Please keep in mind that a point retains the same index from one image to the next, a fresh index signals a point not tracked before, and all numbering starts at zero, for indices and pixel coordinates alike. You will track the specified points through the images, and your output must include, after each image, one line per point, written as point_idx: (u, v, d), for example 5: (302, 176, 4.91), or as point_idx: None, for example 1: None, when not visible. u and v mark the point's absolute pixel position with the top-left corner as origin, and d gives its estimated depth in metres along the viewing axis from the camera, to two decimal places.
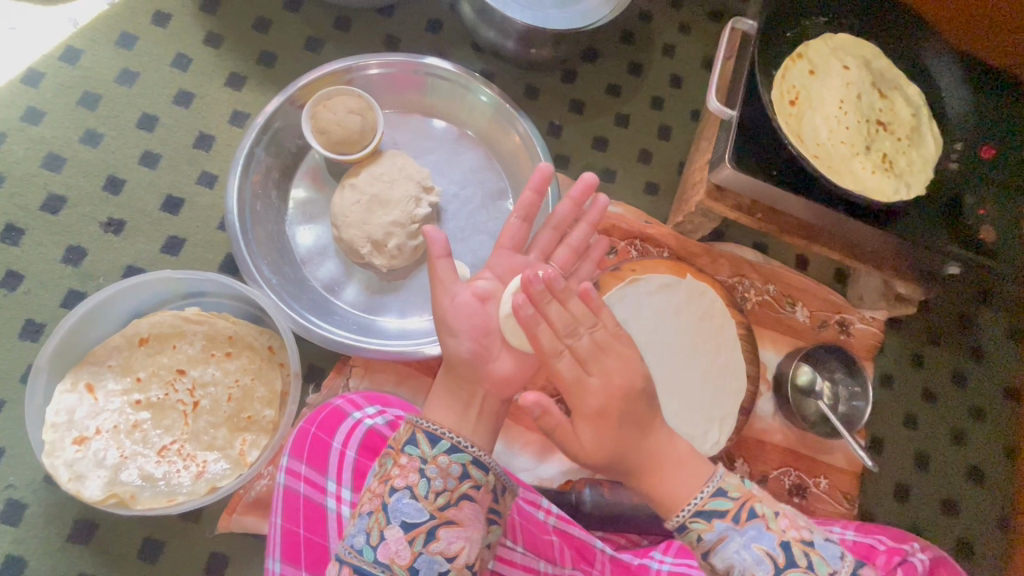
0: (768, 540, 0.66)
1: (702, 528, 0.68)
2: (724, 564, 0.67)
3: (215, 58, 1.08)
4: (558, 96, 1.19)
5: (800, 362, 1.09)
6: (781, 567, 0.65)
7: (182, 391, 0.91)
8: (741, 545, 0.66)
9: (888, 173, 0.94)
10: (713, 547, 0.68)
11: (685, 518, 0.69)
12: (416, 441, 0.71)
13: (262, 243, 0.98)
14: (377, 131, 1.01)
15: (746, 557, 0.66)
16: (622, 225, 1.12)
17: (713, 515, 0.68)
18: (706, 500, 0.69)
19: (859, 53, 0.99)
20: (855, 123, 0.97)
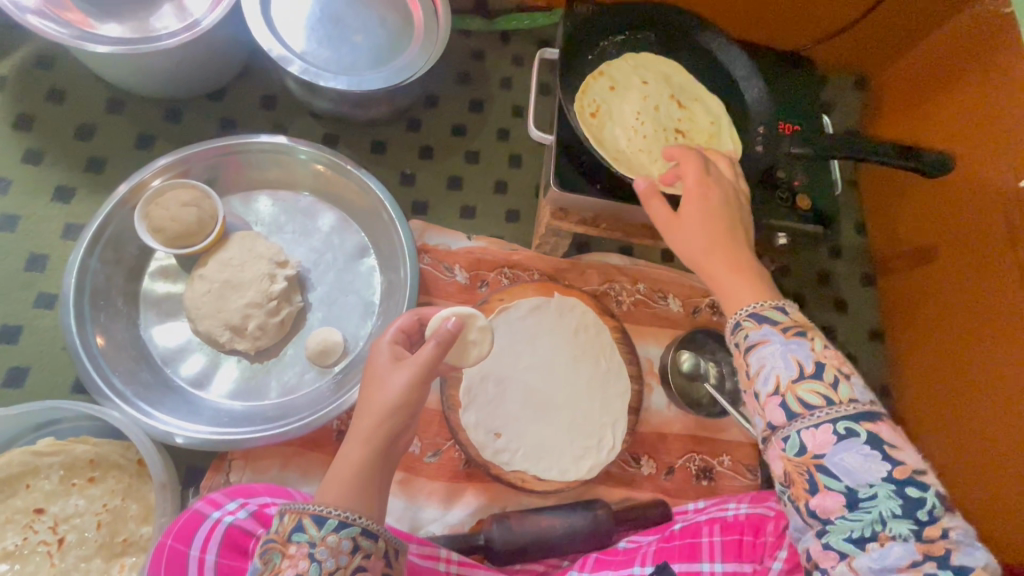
0: (808, 355, 0.64)
1: (752, 326, 0.69)
2: (757, 364, 0.66)
3: (37, 175, 1.05)
4: (406, 145, 1.23)
5: (679, 350, 1.15)
6: (807, 377, 0.63)
7: (44, 530, 0.85)
8: (779, 350, 0.65)
9: None
10: (754, 346, 0.67)
11: (741, 316, 0.71)
12: (302, 527, 0.64)
13: (113, 355, 0.95)
14: (217, 217, 1.00)
15: (777, 359, 0.64)
16: (487, 257, 1.15)
17: (764, 320, 0.68)
18: (764, 309, 0.70)
19: (659, 70, 1.09)
20: (651, 133, 1.04)
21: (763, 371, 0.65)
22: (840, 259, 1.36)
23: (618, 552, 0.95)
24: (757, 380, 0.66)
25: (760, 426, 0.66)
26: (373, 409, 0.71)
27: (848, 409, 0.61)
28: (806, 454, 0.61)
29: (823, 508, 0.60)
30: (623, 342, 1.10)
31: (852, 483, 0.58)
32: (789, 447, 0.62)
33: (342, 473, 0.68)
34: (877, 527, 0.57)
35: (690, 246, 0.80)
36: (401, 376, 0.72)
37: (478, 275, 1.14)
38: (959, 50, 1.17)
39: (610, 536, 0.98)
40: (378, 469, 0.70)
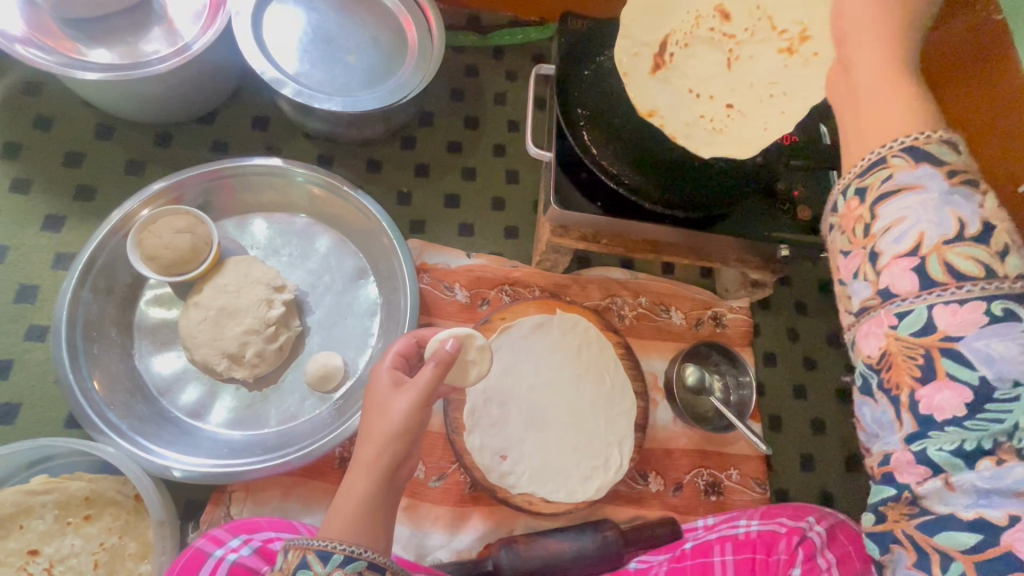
0: (971, 212, 0.46)
1: (901, 165, 0.50)
2: (891, 217, 0.49)
3: (26, 204, 1.02)
4: (402, 163, 1.22)
5: (684, 364, 1.14)
6: (964, 240, 0.46)
7: (38, 573, 0.82)
8: (932, 201, 0.47)
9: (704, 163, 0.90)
10: (894, 192, 0.50)
11: (886, 151, 0.51)
12: (307, 564, 0.61)
13: (107, 387, 0.92)
14: (212, 243, 0.98)
15: (924, 212, 0.47)
16: (486, 275, 1.13)
17: (925, 160, 0.49)
18: (927, 143, 0.49)
19: None
20: None
21: (897, 226, 0.49)
22: None
23: (629, 573, 0.94)
24: (881, 236, 0.50)
25: (861, 293, 0.51)
26: (374, 436, 0.69)
27: (1013, 287, 0.44)
28: (932, 335, 0.46)
29: (933, 404, 0.45)
30: (627, 358, 1.08)
31: (992, 376, 0.43)
32: (903, 322, 0.47)
33: (345, 505, 0.66)
34: (1002, 439, 0.43)
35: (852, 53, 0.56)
36: (400, 400, 0.71)
37: (478, 294, 1.12)
38: None
39: (620, 557, 0.96)
40: (382, 498, 0.68)
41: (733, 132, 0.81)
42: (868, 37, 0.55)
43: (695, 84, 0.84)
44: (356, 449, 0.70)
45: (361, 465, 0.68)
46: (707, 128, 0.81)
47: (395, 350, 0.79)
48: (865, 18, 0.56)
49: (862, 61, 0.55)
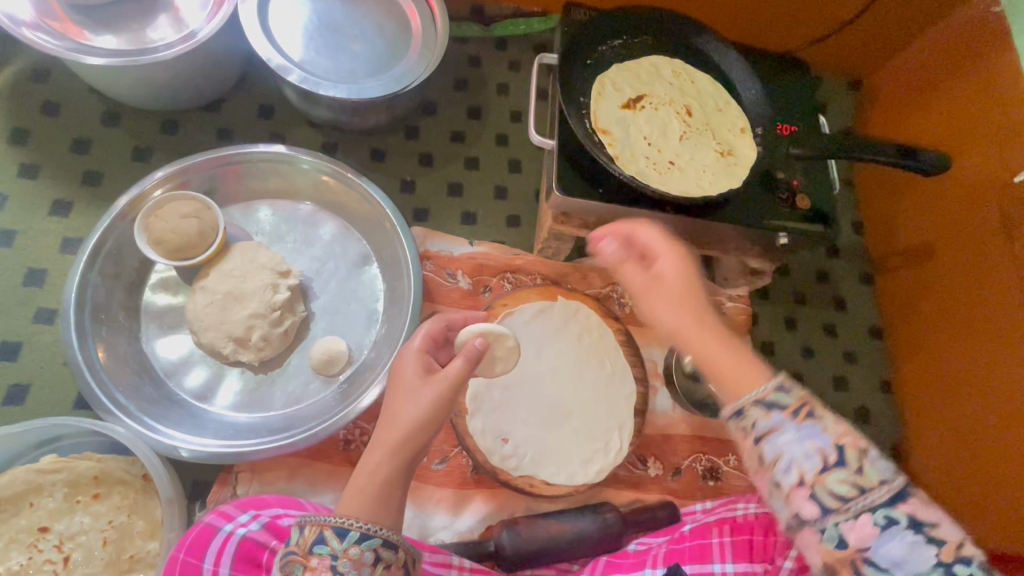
0: (825, 439, 0.56)
1: (760, 414, 0.58)
2: (774, 453, 0.57)
3: (34, 189, 1.03)
4: (405, 152, 1.23)
5: (682, 351, 1.15)
6: (832, 466, 0.55)
7: (49, 549, 0.84)
8: (794, 437, 0.56)
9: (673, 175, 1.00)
10: (765, 435, 0.57)
11: (743, 402, 0.59)
12: (324, 539, 0.64)
13: (115, 370, 0.93)
14: (218, 228, 1.00)
15: (795, 448, 0.56)
16: (489, 263, 1.15)
17: (771, 406, 0.58)
18: (767, 391, 0.59)
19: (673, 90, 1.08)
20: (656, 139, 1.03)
21: (782, 461, 0.56)
22: (838, 257, 1.35)
23: (628, 554, 0.96)
24: (774, 469, 0.57)
25: (781, 510, 0.57)
26: (399, 421, 0.72)
27: (882, 492, 0.53)
28: (848, 548, 0.53)
29: None
30: (627, 344, 1.10)
31: None
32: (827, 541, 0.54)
33: (364, 483, 0.69)
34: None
35: (666, 296, 0.89)
36: (427, 391, 0.73)
37: (481, 281, 1.13)
38: (949, 53, 1.20)
39: (620, 538, 0.98)
40: (401, 479, 0.71)
41: (669, 178, 0.99)
42: (676, 272, 0.91)
43: (651, 136, 1.03)
44: (378, 431, 0.73)
45: (383, 447, 0.71)
46: (651, 167, 0.99)
47: (420, 336, 0.82)
48: (673, 266, 0.92)
49: (664, 294, 0.90)
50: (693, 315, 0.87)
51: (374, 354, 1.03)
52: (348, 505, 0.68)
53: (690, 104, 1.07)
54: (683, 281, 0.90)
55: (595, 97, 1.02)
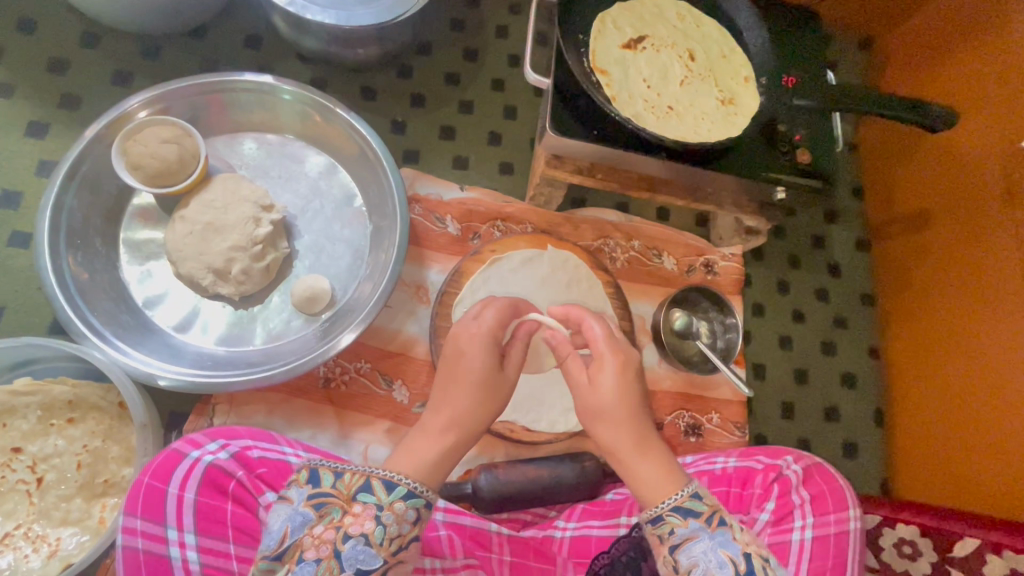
0: (735, 547, 0.65)
1: (677, 522, 0.66)
2: (688, 562, 0.65)
3: (8, 108, 1.00)
4: (397, 92, 1.19)
5: (670, 309, 1.14)
6: (741, 574, 0.64)
7: (22, 469, 0.83)
8: (708, 547, 0.64)
9: (672, 119, 0.96)
10: (681, 543, 0.65)
11: (663, 509, 0.66)
12: (370, 488, 0.62)
13: (91, 296, 0.91)
14: (199, 157, 0.96)
15: (710, 559, 0.64)
16: (479, 209, 1.12)
17: (689, 513, 0.66)
18: (683, 499, 0.66)
19: (676, 34, 1.04)
20: (655, 81, 0.99)
21: (695, 571, 0.64)
22: (836, 223, 1.33)
23: (605, 502, 0.96)
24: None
25: None
26: (460, 403, 0.71)
27: None
28: None
29: None
30: (616, 297, 1.08)
31: None
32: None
33: (421, 449, 0.67)
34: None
35: (594, 412, 0.72)
36: (484, 380, 0.72)
37: (470, 227, 1.11)
38: (962, 13, 1.16)
39: (598, 486, 0.98)
40: (457, 453, 0.70)
41: (667, 124, 0.96)
42: (614, 384, 0.72)
43: (650, 79, 0.99)
44: (438, 409, 0.71)
45: (443, 424, 0.70)
46: (649, 110, 0.96)
47: (491, 318, 0.76)
48: (613, 379, 0.72)
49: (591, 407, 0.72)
50: (620, 428, 0.71)
51: (358, 295, 1.01)
52: (398, 465, 0.66)
53: (693, 48, 1.03)
54: (619, 400, 0.71)
55: (595, 37, 0.97)
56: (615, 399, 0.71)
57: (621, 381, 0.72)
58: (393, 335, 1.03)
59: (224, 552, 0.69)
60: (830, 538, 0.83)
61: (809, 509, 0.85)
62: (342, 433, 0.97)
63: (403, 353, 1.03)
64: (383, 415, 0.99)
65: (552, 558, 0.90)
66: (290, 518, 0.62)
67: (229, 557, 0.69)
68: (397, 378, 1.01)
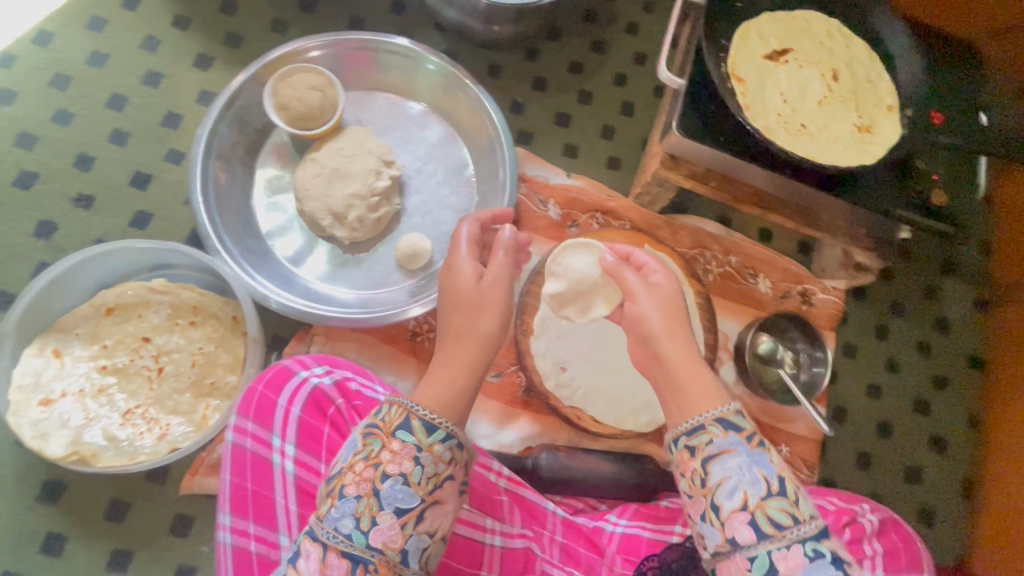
0: (771, 468, 0.64)
1: (717, 433, 0.65)
2: (718, 475, 0.63)
3: (183, 40, 1.10)
4: (522, 74, 1.22)
5: (758, 332, 1.10)
6: (773, 494, 0.62)
7: (147, 357, 0.93)
8: (744, 462, 0.63)
9: (803, 136, 0.93)
10: (715, 454, 0.65)
11: (704, 419, 0.66)
12: (410, 428, 0.65)
13: (226, 217, 1.01)
14: (337, 107, 1.03)
15: (744, 474, 0.63)
16: (583, 198, 1.13)
17: (730, 426, 0.66)
18: (728, 413, 0.66)
19: (823, 48, 0.98)
20: (793, 96, 0.95)
21: (726, 483, 0.63)
22: (953, 276, 1.23)
23: (659, 508, 0.95)
24: (716, 489, 0.63)
25: (713, 539, 0.63)
26: (459, 326, 0.75)
27: (812, 527, 0.60)
28: None
29: None
30: (706, 308, 1.07)
31: None
32: (755, 567, 0.60)
33: (438, 381, 0.72)
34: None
35: (639, 328, 0.76)
36: (487, 309, 0.76)
37: (570, 215, 1.13)
38: None
39: (655, 491, 0.98)
40: (472, 383, 0.73)
41: (798, 142, 0.92)
42: (665, 277, 0.79)
43: (788, 94, 0.95)
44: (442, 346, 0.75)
45: (450, 355, 0.74)
46: (781, 125, 0.92)
47: (468, 233, 0.83)
48: (663, 276, 0.79)
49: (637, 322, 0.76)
50: (667, 320, 0.74)
51: None
52: (421, 394, 0.70)
53: (839, 68, 0.98)
54: (671, 290, 0.77)
55: (737, 43, 0.95)
56: (669, 292, 0.77)
57: (670, 278, 0.79)
58: None
59: (315, 469, 0.74)
60: None
61: (882, 563, 0.81)
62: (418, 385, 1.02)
63: None
64: None
65: (600, 548, 0.90)
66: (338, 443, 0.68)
67: (319, 474, 0.74)
68: None
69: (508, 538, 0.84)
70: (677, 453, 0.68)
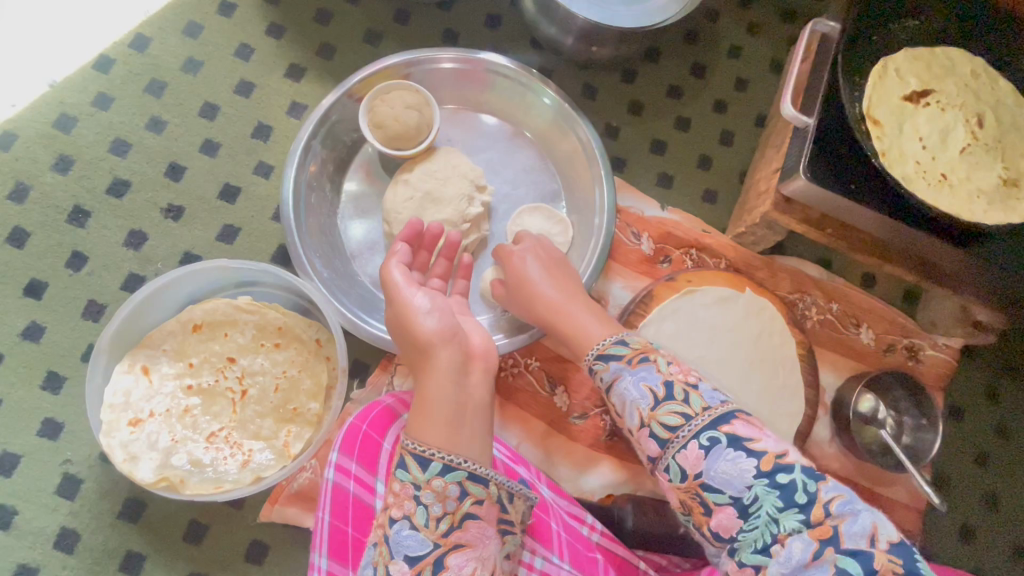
0: (655, 378, 0.69)
1: (603, 366, 0.74)
2: (619, 400, 0.70)
3: (276, 49, 1.08)
4: (617, 96, 1.16)
5: (863, 389, 1.02)
6: (661, 400, 0.67)
7: (232, 379, 0.91)
8: (630, 381, 0.70)
9: (944, 187, 0.85)
10: (611, 384, 0.72)
11: (592, 358, 0.76)
12: (405, 466, 0.62)
13: (315, 236, 0.98)
14: (433, 127, 0.99)
15: (631, 389, 0.69)
16: (678, 233, 1.07)
17: (611, 358, 0.74)
18: (608, 347, 0.76)
19: (967, 91, 0.90)
20: (932, 141, 0.87)
21: (623, 406, 0.70)
22: None
23: None
24: (622, 413, 0.70)
25: (648, 460, 0.70)
26: (433, 352, 0.72)
27: (703, 417, 0.64)
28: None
29: (720, 526, 0.61)
30: (808, 361, 1.00)
31: (732, 490, 0.61)
32: (672, 476, 0.65)
33: (428, 410, 0.66)
34: (773, 530, 0.58)
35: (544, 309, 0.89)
36: (460, 339, 0.74)
37: (663, 250, 1.07)
38: None
39: None
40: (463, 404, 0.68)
41: (937, 194, 0.84)
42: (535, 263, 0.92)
43: (927, 139, 0.87)
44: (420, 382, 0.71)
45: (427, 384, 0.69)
46: (920, 174, 0.84)
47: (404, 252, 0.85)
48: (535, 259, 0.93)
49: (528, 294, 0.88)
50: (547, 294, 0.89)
51: None
52: (421, 432, 0.64)
53: (983, 113, 0.89)
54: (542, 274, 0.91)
55: (874, 82, 0.87)
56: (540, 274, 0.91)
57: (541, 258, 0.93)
58: None
59: None
60: None
61: None
62: (501, 422, 0.98)
63: (573, 360, 1.01)
64: (539, 416, 0.99)
65: None
66: None
67: None
68: (561, 383, 1.00)
69: None
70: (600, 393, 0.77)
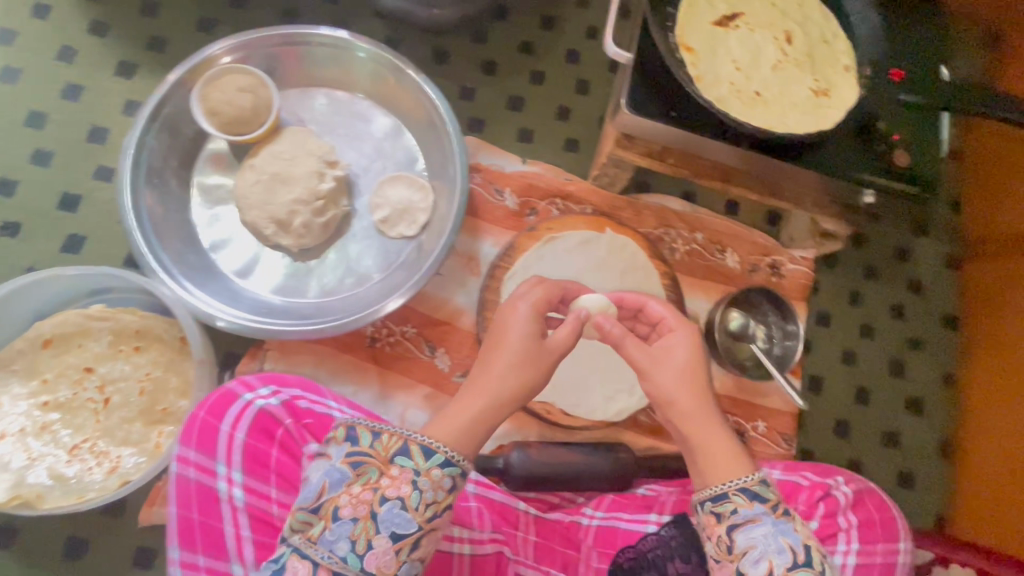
0: (795, 537, 0.63)
1: (742, 502, 0.65)
2: (745, 543, 0.64)
3: (103, 47, 1.04)
4: (470, 58, 1.16)
5: (729, 308, 1.07)
6: (798, 564, 0.62)
7: (91, 389, 0.89)
8: (769, 531, 0.63)
9: (759, 104, 0.89)
10: (742, 523, 0.64)
11: (729, 488, 0.66)
12: (409, 453, 0.62)
13: (163, 235, 0.95)
14: (272, 107, 0.98)
15: (770, 543, 0.63)
16: (540, 184, 1.09)
17: (755, 496, 0.65)
18: (751, 483, 0.65)
19: (773, 11, 0.95)
20: (745, 62, 0.91)
21: (751, 553, 0.63)
22: (924, 236, 1.22)
23: (635, 496, 0.93)
24: (742, 558, 0.64)
25: None
26: (498, 370, 0.68)
27: None
28: None
29: None
30: (673, 289, 1.03)
31: None
32: None
33: (458, 414, 0.66)
34: None
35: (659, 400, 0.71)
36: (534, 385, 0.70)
37: (528, 203, 1.08)
38: None
39: (631, 481, 0.95)
40: (491, 423, 0.68)
41: (753, 110, 0.88)
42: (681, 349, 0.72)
43: (740, 60, 0.91)
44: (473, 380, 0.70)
45: (482, 391, 0.68)
46: (734, 95, 0.88)
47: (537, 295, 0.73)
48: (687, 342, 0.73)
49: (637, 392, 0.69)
50: (675, 389, 0.70)
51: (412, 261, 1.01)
52: (433, 430, 0.65)
53: (791, 29, 0.94)
54: (688, 359, 0.72)
55: (684, 11, 0.91)
56: (687, 360, 0.72)
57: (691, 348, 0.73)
58: (442, 303, 1.03)
59: (265, 494, 0.71)
60: (875, 567, 0.80)
61: (856, 535, 0.80)
62: (382, 393, 0.98)
63: (449, 322, 1.02)
64: (422, 380, 1.00)
65: (575, 543, 0.89)
66: (328, 472, 0.64)
67: (269, 498, 0.70)
68: (440, 345, 1.02)
69: (477, 545, 0.82)
70: (705, 519, 0.68)
